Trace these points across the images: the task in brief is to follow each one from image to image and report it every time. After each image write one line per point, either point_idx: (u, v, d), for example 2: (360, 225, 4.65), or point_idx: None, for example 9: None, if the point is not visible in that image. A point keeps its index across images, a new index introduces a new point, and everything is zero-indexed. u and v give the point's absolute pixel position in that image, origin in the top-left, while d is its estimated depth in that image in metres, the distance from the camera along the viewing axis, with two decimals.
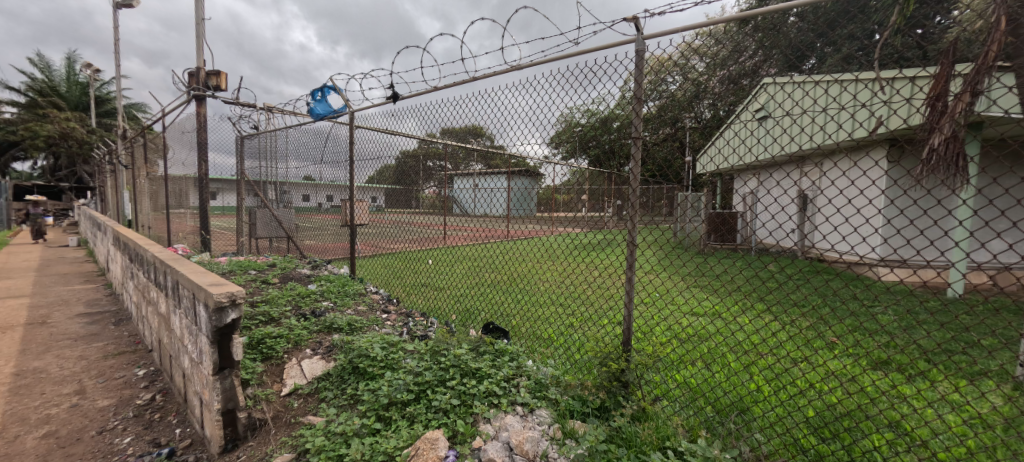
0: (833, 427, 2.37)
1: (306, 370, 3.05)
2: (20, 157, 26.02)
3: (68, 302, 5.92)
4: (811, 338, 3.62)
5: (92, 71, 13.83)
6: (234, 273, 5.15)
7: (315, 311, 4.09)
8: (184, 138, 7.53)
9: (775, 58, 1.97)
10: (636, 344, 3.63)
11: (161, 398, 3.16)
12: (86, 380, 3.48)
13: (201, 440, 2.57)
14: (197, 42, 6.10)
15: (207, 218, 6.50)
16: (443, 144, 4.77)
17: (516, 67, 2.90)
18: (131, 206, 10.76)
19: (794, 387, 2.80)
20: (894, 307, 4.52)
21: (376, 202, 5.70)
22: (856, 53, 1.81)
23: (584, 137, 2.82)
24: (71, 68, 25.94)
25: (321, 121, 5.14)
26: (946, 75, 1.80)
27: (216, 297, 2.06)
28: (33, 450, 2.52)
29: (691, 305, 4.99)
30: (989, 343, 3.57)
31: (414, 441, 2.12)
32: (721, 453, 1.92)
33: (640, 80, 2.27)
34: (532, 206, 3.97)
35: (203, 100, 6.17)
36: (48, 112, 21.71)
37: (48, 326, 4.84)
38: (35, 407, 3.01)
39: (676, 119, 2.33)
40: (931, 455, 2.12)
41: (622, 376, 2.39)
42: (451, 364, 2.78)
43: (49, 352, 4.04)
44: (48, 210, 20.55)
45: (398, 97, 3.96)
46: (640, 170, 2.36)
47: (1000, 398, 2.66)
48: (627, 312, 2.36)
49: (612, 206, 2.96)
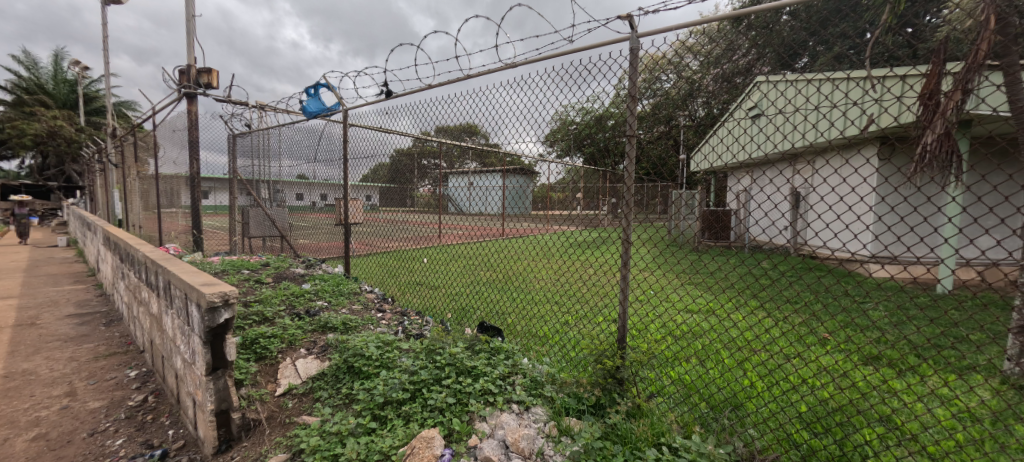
0: (825, 422, 2.40)
1: (301, 370, 3.02)
2: (6, 155, 25.59)
3: (57, 303, 5.84)
4: (804, 335, 3.67)
5: (80, 69, 13.65)
6: (227, 273, 5.11)
7: (309, 311, 4.07)
8: (175, 137, 7.45)
9: (768, 56, 1.99)
10: (632, 341, 3.65)
11: (154, 398, 3.13)
12: (77, 382, 3.44)
13: (195, 441, 2.55)
14: (188, 39, 6.02)
15: (198, 217, 6.42)
16: (437, 142, 4.75)
17: (510, 65, 2.89)
18: (120, 205, 10.64)
19: (787, 383, 2.83)
20: (884, 303, 4.58)
21: (370, 201, 5.54)
22: (848, 52, 1.84)
23: (579, 136, 2.76)
24: (59, 66, 25.58)
25: (314, 119, 5.11)
26: (938, 73, 1.81)
27: (209, 297, 2.05)
28: (22, 453, 2.48)
29: (685, 302, 5.03)
30: (977, 339, 3.64)
31: (409, 440, 2.12)
32: (715, 449, 1.94)
33: (633, 79, 2.28)
34: (527, 205, 4.10)
35: (194, 98, 6.10)
36: (35, 110, 21.40)
37: (37, 327, 4.77)
38: (25, 409, 2.97)
39: (670, 118, 2.36)
40: (920, 449, 2.15)
41: (618, 373, 2.40)
42: (446, 362, 2.77)
43: (39, 354, 3.99)
44: (35, 210, 20.24)
45: (392, 95, 3.94)
46: (635, 168, 2.37)
47: (987, 391, 2.71)
48: (623, 309, 2.36)
49: (607, 203, 3.22)
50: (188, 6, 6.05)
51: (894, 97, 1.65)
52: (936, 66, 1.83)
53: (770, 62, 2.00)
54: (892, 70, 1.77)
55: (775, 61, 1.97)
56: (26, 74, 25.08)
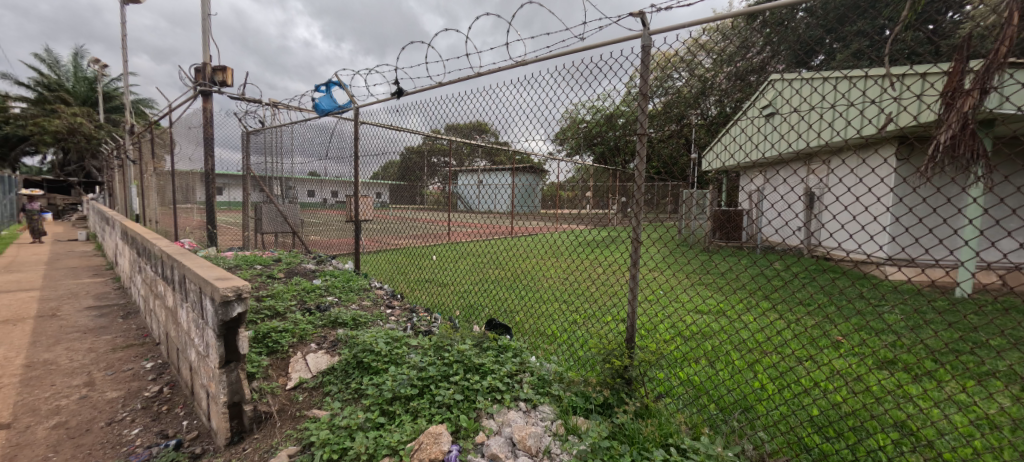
0: (838, 426, 2.37)
1: (312, 364, 3.05)
2: (29, 151, 26.35)
3: (77, 295, 5.99)
4: (816, 338, 3.63)
5: (99, 67, 14.04)
6: (240, 268, 5.20)
7: (319, 305, 4.13)
8: (190, 134, 7.58)
9: (783, 53, 1.95)
10: (639, 341, 3.63)
11: (169, 390, 3.20)
12: (96, 372, 3.54)
13: (208, 432, 2.60)
14: (204, 38, 6.14)
15: (213, 212, 6.54)
16: (447, 141, 4.69)
17: (521, 63, 2.89)
18: (136, 201, 10.88)
19: (799, 386, 2.81)
20: (902, 308, 4.51)
21: (381, 198, 5.58)
22: (867, 49, 1.77)
23: (589, 134, 2.72)
24: (79, 64, 26.28)
25: (327, 116, 5.15)
26: (962, 70, 1.76)
27: (222, 290, 2.09)
28: (43, 441, 2.56)
29: (695, 302, 5.00)
30: (997, 344, 3.56)
31: (418, 435, 2.14)
32: (724, 451, 1.92)
33: (645, 76, 2.23)
34: (536, 203, 4.06)
35: (209, 96, 6.20)
36: (57, 107, 22.02)
37: (58, 318, 4.91)
38: (46, 398, 3.06)
39: (682, 116, 2.30)
40: (936, 455, 2.11)
41: (625, 373, 2.39)
42: (454, 359, 2.80)
43: (59, 345, 4.10)
44: (55, 204, 20.90)
45: (403, 92, 3.97)
46: (646, 167, 2.30)
47: (1007, 398, 2.65)
48: (631, 309, 2.33)
49: (616, 203, 3.30)
50: (203, 6, 6.16)
51: (915, 94, 1.57)
52: (958, 63, 1.78)
53: (785, 59, 1.96)
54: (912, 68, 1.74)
55: (790, 58, 1.93)
56: (48, 73, 25.76)
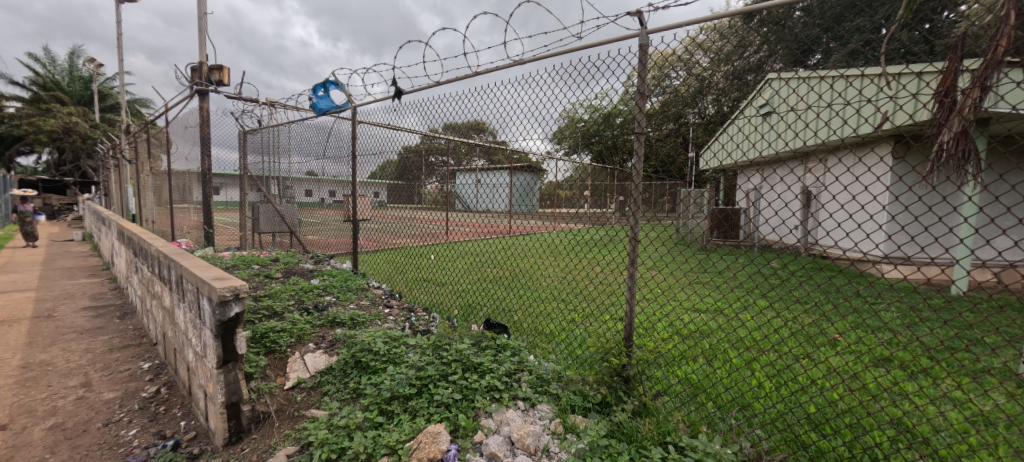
0: (834, 423, 2.39)
1: (310, 364, 3.04)
2: (24, 151, 26.22)
3: (74, 295, 5.97)
4: (813, 336, 3.66)
5: (95, 67, 13.98)
6: (238, 268, 5.20)
7: (317, 305, 4.13)
8: (186, 133, 7.53)
9: (779, 53, 1.97)
10: (637, 339, 3.66)
11: (166, 391, 3.19)
12: (92, 373, 3.52)
13: (206, 433, 2.59)
14: (200, 36, 6.11)
15: (209, 211, 6.43)
16: (445, 140, 4.63)
17: (519, 61, 2.89)
18: (133, 200, 10.83)
19: (796, 384, 2.82)
20: (898, 305, 4.60)
21: (378, 198, 5.64)
22: (863, 49, 1.79)
23: (587, 133, 2.73)
24: (74, 64, 26.20)
25: (324, 116, 5.14)
26: (955, 70, 1.74)
27: (221, 290, 2.08)
28: (40, 441, 2.55)
29: (692, 301, 5.03)
30: (992, 341, 3.60)
31: (416, 435, 2.14)
32: (722, 449, 1.94)
33: (643, 76, 2.24)
34: (534, 202, 4.04)
35: (205, 95, 6.16)
36: (53, 106, 21.94)
37: (53, 319, 4.89)
38: (42, 399, 3.05)
39: (678, 115, 2.27)
40: (932, 452, 2.12)
41: (623, 371, 2.41)
42: (452, 359, 2.80)
43: (55, 345, 4.09)
44: (53, 204, 20.90)
45: (401, 91, 3.95)
46: (644, 166, 2.31)
47: (1002, 395, 2.68)
48: (628, 308, 2.34)
49: (614, 201, 3.30)
50: (200, 5, 6.14)
51: (910, 93, 1.57)
52: (952, 62, 1.76)
53: (781, 58, 1.98)
54: (907, 67, 1.72)
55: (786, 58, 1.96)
56: (44, 72, 25.63)
